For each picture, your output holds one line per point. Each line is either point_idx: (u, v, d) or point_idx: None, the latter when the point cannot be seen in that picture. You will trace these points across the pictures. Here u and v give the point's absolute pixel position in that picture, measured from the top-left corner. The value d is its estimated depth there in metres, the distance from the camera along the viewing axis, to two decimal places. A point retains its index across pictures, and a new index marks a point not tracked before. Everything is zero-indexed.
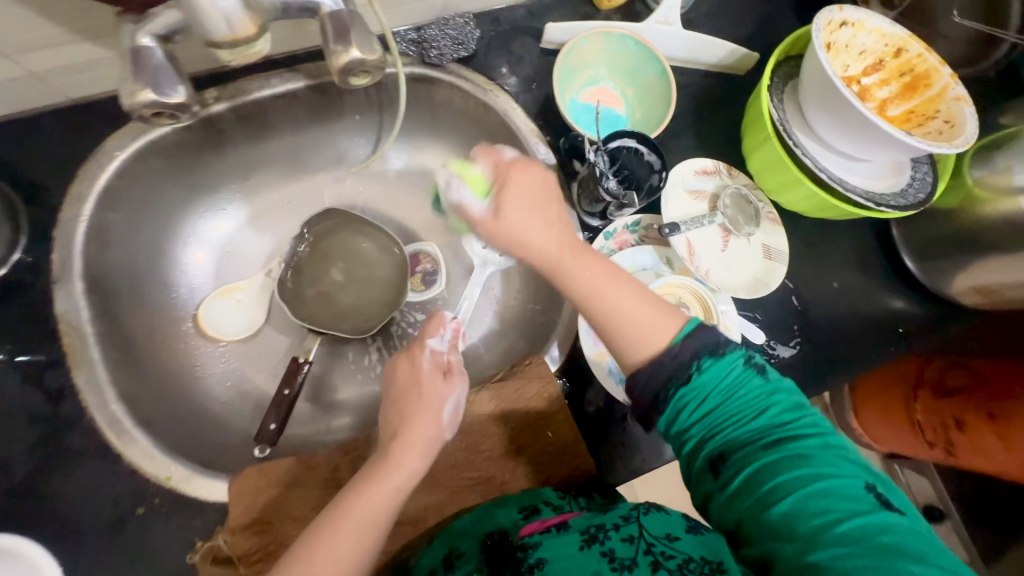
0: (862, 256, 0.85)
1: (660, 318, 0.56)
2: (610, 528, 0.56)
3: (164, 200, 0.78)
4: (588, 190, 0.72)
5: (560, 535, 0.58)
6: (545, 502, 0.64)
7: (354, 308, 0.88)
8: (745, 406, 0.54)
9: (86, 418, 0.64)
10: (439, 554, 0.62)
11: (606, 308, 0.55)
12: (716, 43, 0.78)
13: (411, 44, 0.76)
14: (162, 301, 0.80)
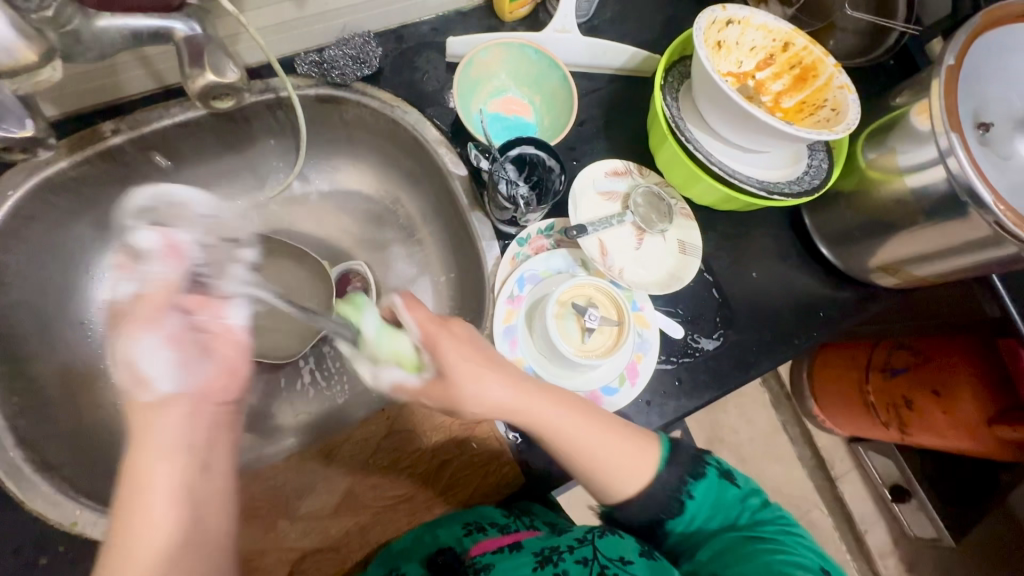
0: (778, 245, 0.87)
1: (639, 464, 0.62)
2: (564, 550, 0.61)
3: (69, 235, 0.76)
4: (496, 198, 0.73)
5: (512, 555, 0.63)
6: (490, 522, 0.69)
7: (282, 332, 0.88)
8: (724, 506, 0.63)
9: None
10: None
11: (597, 457, 0.60)
12: (615, 47, 0.81)
13: (313, 65, 0.76)
14: (74, 338, 0.77)
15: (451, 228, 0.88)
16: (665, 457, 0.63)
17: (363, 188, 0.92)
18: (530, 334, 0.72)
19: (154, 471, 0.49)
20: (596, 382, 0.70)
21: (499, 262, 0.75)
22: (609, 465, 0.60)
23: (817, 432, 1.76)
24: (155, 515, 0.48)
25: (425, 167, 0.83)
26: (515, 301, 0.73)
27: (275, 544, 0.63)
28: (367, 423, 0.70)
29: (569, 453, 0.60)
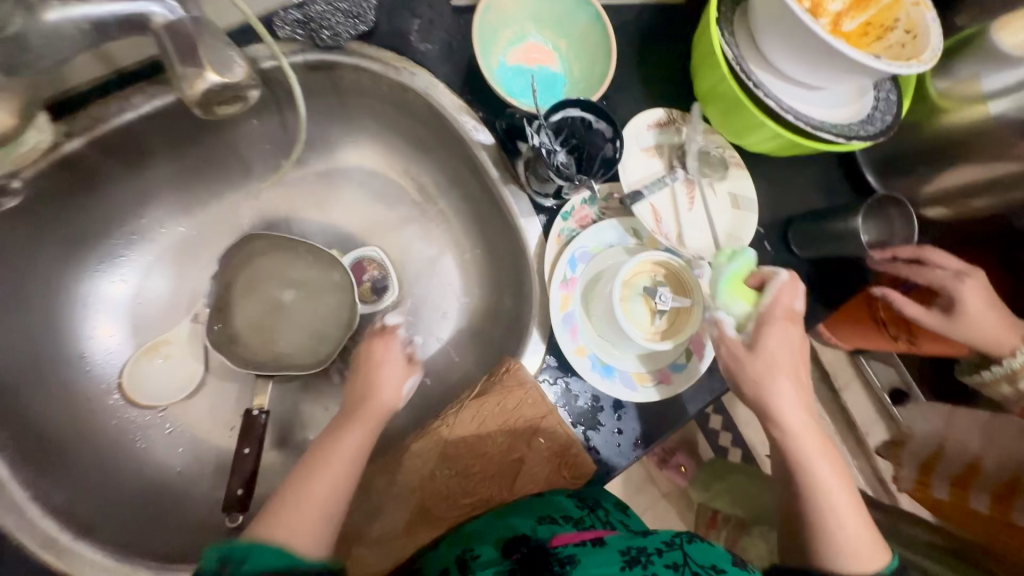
0: None
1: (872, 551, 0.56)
2: (653, 552, 0.52)
3: (41, 263, 0.65)
4: (536, 171, 0.65)
5: (597, 549, 0.55)
6: (564, 515, 0.61)
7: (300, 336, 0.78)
8: None
9: (13, 546, 0.55)
10: (454, 554, 0.59)
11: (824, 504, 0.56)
12: None
13: (296, 26, 0.62)
14: (76, 377, 0.69)
15: (475, 202, 0.79)
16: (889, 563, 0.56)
17: (368, 163, 0.83)
18: (589, 319, 0.67)
19: (342, 438, 0.58)
20: (664, 359, 0.67)
21: (545, 242, 0.68)
22: (852, 525, 0.56)
23: (821, 347, 1.81)
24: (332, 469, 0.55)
25: (440, 135, 0.72)
26: (569, 284, 0.68)
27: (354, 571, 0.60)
28: (426, 431, 0.66)
29: (813, 496, 0.57)
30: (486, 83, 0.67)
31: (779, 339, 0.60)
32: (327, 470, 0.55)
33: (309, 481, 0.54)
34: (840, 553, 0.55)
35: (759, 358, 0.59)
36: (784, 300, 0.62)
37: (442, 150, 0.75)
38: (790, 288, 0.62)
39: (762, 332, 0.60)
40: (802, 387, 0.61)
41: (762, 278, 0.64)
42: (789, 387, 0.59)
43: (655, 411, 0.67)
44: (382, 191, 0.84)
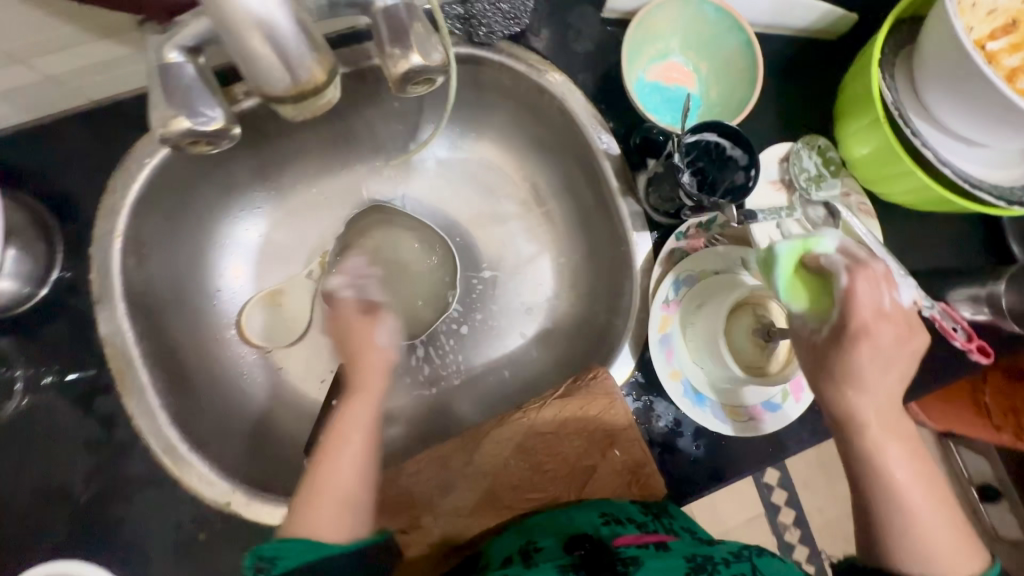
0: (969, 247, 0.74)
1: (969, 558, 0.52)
2: (719, 562, 0.56)
3: (197, 201, 0.72)
4: (662, 188, 0.64)
5: (662, 556, 0.55)
6: (628, 517, 0.61)
7: (396, 309, 0.83)
8: None
9: (141, 445, 0.62)
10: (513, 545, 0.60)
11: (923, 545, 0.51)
12: (808, 4, 0.67)
13: (457, 20, 0.66)
14: (204, 307, 0.75)
15: (588, 207, 0.79)
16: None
17: (487, 157, 0.85)
18: (686, 343, 0.66)
19: (352, 411, 0.62)
20: (757, 396, 0.65)
21: (653, 262, 0.68)
22: (925, 517, 0.51)
23: None
24: (334, 468, 0.57)
25: (565, 138, 0.74)
26: (670, 307, 0.67)
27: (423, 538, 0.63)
28: (508, 419, 0.67)
29: (896, 518, 0.52)
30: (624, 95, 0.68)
31: (870, 360, 0.52)
32: (336, 466, 0.57)
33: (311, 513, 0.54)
34: (914, 560, 0.51)
35: (828, 365, 0.53)
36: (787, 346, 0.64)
37: (562, 153, 0.77)
38: (946, 311, 0.67)
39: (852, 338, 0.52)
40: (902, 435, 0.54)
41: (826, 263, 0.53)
42: (890, 379, 0.53)
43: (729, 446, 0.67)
44: (493, 184, 0.87)
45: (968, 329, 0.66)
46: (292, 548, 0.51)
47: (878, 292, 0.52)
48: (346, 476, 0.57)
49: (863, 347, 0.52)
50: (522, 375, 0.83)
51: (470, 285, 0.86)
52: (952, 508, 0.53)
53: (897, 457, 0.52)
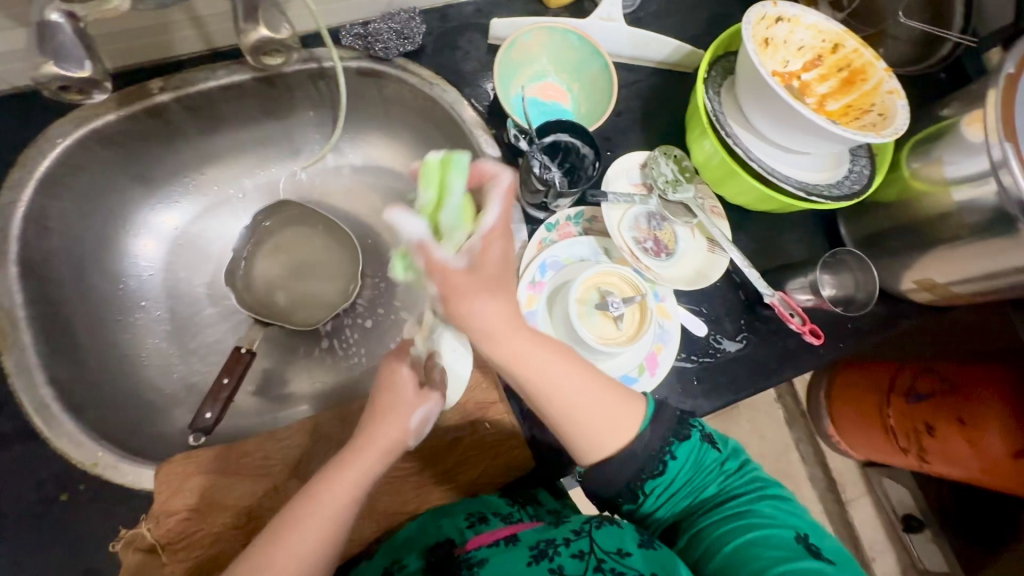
0: (814, 250, 0.83)
1: (628, 420, 0.58)
2: (560, 543, 0.59)
3: (108, 187, 0.77)
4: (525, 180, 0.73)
5: (509, 549, 0.59)
6: (494, 512, 0.65)
7: (304, 302, 0.89)
8: (697, 471, 0.61)
9: (14, 403, 0.63)
10: (381, 565, 0.62)
11: (566, 410, 0.56)
12: (659, 39, 0.80)
13: (357, 38, 0.77)
14: (109, 288, 0.79)
15: None
16: (651, 416, 0.59)
17: (397, 167, 0.93)
18: (550, 319, 0.71)
19: (342, 468, 0.57)
20: (616, 370, 0.70)
21: (525, 246, 0.75)
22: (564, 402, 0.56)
23: (831, 453, 1.69)
24: (306, 525, 0.53)
25: (458, 144, 0.83)
26: (536, 286, 0.72)
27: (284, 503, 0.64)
28: None
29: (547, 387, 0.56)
30: (503, 108, 0.78)
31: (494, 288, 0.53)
32: (308, 522, 0.53)
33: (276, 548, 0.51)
34: (595, 435, 0.57)
35: (476, 281, 0.52)
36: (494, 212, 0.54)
37: None
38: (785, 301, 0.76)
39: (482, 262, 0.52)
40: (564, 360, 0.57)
41: (483, 177, 0.56)
42: (500, 302, 0.54)
43: None
44: (403, 190, 0.94)
45: (802, 315, 0.75)
46: None
47: (509, 209, 0.55)
48: (308, 536, 0.52)
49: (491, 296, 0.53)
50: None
51: (373, 284, 0.92)
52: (601, 385, 0.58)
53: (509, 338, 0.55)
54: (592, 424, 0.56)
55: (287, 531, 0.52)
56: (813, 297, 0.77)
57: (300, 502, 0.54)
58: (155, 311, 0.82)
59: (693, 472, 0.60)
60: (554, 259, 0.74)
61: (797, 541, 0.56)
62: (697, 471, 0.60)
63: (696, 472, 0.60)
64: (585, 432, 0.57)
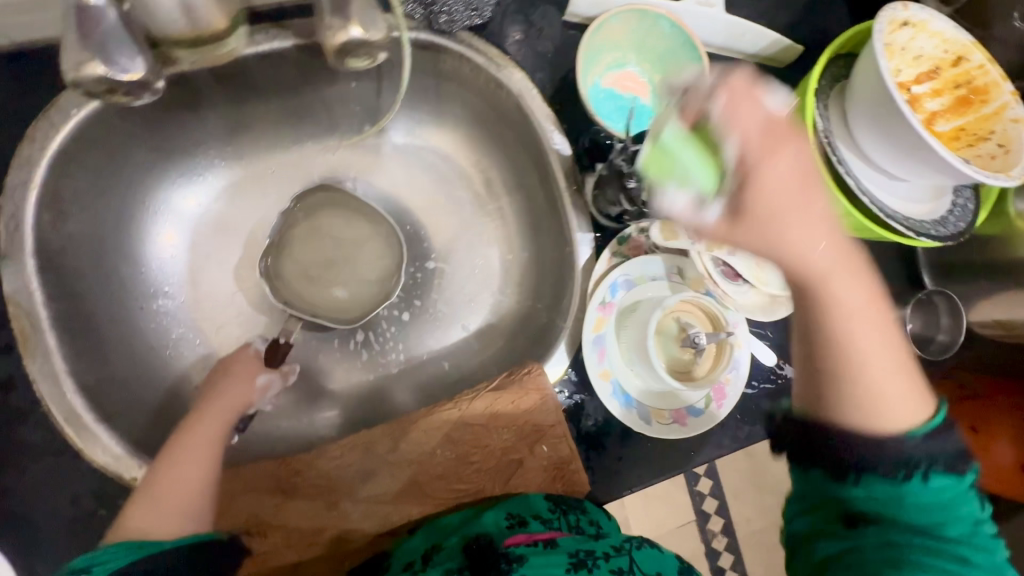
0: (890, 275, 0.78)
1: (907, 407, 0.45)
2: (599, 555, 0.57)
3: (125, 163, 0.68)
4: (609, 190, 0.67)
5: (548, 552, 0.56)
6: (534, 515, 0.62)
7: (338, 298, 0.81)
8: (943, 522, 0.43)
9: (41, 411, 0.58)
10: (420, 547, 0.60)
11: (873, 367, 0.45)
12: (757, 31, 0.70)
13: (418, 4, 0.66)
14: (132, 276, 0.72)
15: (537, 204, 0.79)
16: (934, 426, 0.45)
17: (443, 148, 0.85)
18: (618, 344, 0.68)
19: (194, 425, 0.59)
20: (684, 401, 0.69)
21: (593, 263, 0.69)
22: (882, 370, 0.45)
23: None
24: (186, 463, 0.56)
25: (521, 134, 0.75)
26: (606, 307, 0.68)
27: (336, 521, 0.62)
28: (438, 409, 0.67)
29: (831, 305, 0.44)
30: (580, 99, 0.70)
31: (799, 155, 0.44)
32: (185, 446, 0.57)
33: (157, 511, 0.52)
34: (850, 405, 0.45)
35: (742, 230, 0.45)
36: (745, 113, 0.44)
37: (518, 150, 0.78)
38: None
39: (776, 136, 0.44)
40: (875, 320, 0.45)
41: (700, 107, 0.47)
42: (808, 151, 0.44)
43: (652, 450, 0.69)
44: (449, 174, 0.86)
45: None
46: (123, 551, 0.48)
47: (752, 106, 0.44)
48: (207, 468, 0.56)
49: (777, 166, 0.43)
50: (462, 368, 0.82)
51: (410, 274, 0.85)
52: (871, 319, 0.45)
53: (815, 229, 0.44)
54: (840, 317, 0.44)
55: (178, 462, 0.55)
56: None
57: (156, 486, 0.54)
58: (181, 300, 0.75)
59: (903, 491, 0.44)
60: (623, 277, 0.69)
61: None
62: (927, 502, 0.43)
63: (908, 499, 0.44)
64: (879, 406, 0.44)
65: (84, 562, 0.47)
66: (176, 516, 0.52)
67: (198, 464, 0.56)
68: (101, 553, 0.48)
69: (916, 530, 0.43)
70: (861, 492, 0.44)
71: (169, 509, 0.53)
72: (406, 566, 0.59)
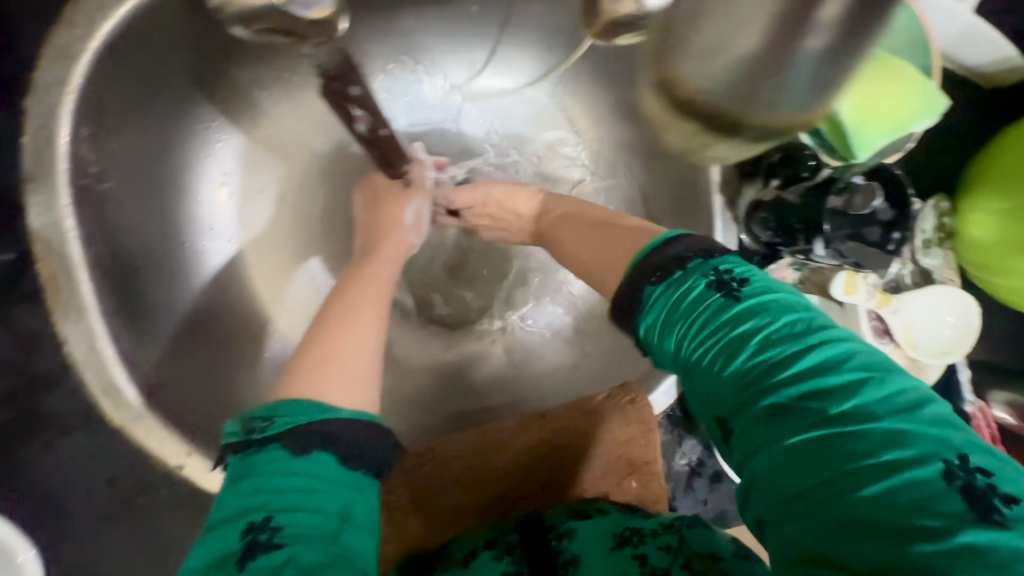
0: None
1: (325, 357, 0.41)
2: (647, 533, 0.45)
3: (183, 65, 0.51)
4: (794, 228, 0.56)
5: (594, 522, 0.48)
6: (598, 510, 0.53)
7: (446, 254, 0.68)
8: (707, 303, 0.37)
9: (73, 377, 0.48)
10: (482, 539, 0.51)
11: (339, 335, 0.43)
12: (994, 43, 0.57)
13: None
14: (170, 201, 0.55)
15: (668, 200, 0.61)
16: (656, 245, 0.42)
17: (571, 108, 0.66)
18: None
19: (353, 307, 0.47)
20: None
21: None
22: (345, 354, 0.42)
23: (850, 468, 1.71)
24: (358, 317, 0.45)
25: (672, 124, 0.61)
26: None
27: (404, 533, 0.56)
28: (527, 424, 0.60)
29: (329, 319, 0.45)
30: None
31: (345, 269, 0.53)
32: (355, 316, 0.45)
33: (317, 373, 0.40)
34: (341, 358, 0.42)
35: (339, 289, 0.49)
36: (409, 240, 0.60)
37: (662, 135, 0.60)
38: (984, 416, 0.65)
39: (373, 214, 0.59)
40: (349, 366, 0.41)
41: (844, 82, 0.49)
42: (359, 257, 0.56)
43: None
44: (569, 137, 0.66)
45: (997, 435, 0.65)
46: (298, 406, 0.37)
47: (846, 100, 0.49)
48: (366, 327, 0.45)
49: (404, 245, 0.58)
50: (539, 382, 0.65)
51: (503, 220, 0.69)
52: (340, 323, 0.44)
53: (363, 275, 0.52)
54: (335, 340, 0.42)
55: (338, 331, 0.44)
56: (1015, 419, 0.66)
57: (314, 346, 0.42)
58: (228, 242, 0.59)
59: (694, 305, 0.37)
60: None
61: (946, 482, 0.28)
62: (677, 303, 0.38)
63: (684, 313, 0.37)
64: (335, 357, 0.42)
65: (266, 410, 0.37)
66: (356, 380, 0.41)
67: (369, 330, 0.45)
68: (284, 404, 0.37)
69: (757, 386, 0.33)
70: (669, 341, 0.38)
71: (337, 367, 0.41)
72: (468, 556, 0.49)
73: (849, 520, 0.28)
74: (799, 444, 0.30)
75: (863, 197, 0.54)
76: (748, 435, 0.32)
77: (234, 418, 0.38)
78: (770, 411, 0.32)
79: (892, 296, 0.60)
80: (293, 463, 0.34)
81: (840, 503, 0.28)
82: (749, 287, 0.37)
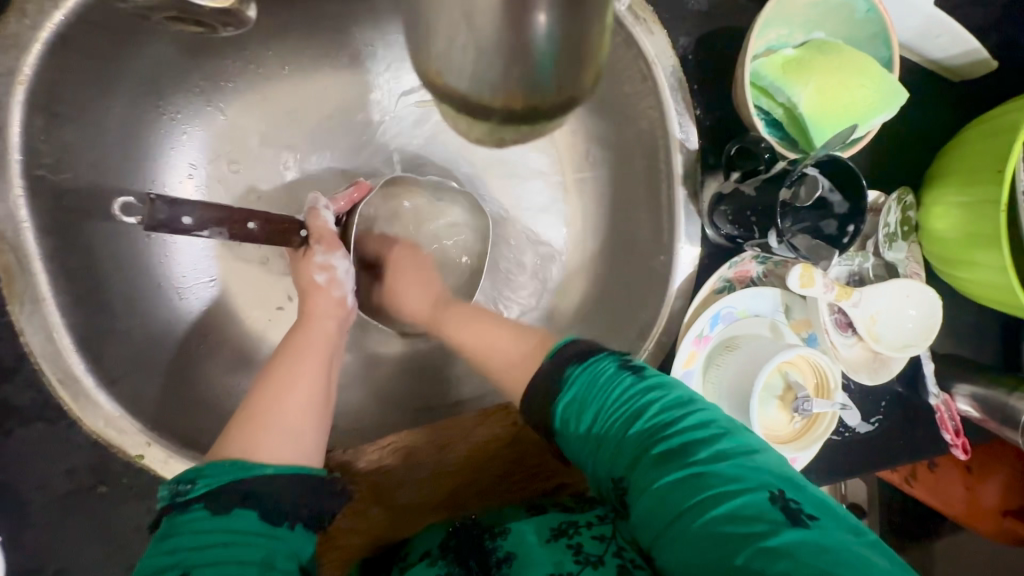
0: (1005, 345, 0.70)
1: (262, 428, 0.44)
2: (583, 524, 0.47)
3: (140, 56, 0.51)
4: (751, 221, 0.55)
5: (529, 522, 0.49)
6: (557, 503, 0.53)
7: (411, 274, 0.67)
8: (604, 390, 0.45)
9: (30, 369, 0.49)
10: (437, 536, 0.52)
11: (276, 397, 0.46)
12: (957, 35, 0.57)
13: None
14: (134, 194, 0.55)
15: (633, 192, 0.62)
16: (556, 348, 0.49)
17: None
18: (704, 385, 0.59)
19: (290, 373, 0.48)
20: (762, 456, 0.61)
21: (697, 286, 0.59)
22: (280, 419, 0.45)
23: None
24: (295, 380, 0.47)
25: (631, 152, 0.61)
26: (701, 341, 0.58)
27: (366, 525, 0.57)
28: (491, 416, 0.61)
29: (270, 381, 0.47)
30: (739, 88, 0.52)
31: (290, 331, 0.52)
32: (293, 379, 0.47)
33: (251, 434, 0.43)
34: (274, 422, 0.44)
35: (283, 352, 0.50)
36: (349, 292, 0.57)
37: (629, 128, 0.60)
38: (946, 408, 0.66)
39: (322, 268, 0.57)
40: (285, 428, 0.44)
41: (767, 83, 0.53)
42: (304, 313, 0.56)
43: None
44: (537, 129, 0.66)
45: (959, 426, 0.66)
46: (222, 469, 0.40)
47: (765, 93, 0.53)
48: (303, 389, 0.47)
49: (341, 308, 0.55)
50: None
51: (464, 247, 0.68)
52: (275, 383, 0.47)
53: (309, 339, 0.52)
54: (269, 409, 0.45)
55: (277, 394, 0.46)
56: (977, 411, 0.66)
57: (251, 404, 0.45)
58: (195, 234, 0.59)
59: (604, 385, 0.45)
60: (729, 310, 0.59)
61: (772, 503, 0.36)
62: (586, 389, 0.45)
63: (602, 387, 0.45)
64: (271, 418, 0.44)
65: (191, 473, 0.40)
66: (292, 438, 0.44)
67: (312, 374, 0.49)
68: (208, 466, 0.41)
69: (652, 440, 0.42)
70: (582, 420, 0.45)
71: (273, 426, 0.44)
72: (422, 556, 0.50)
73: (706, 539, 0.36)
74: (674, 499, 0.38)
75: (807, 189, 0.53)
76: (640, 495, 0.40)
77: (165, 481, 0.41)
78: (658, 467, 0.40)
79: (854, 289, 0.60)
80: (213, 521, 0.38)
81: (700, 537, 0.36)
82: (637, 376, 0.45)
